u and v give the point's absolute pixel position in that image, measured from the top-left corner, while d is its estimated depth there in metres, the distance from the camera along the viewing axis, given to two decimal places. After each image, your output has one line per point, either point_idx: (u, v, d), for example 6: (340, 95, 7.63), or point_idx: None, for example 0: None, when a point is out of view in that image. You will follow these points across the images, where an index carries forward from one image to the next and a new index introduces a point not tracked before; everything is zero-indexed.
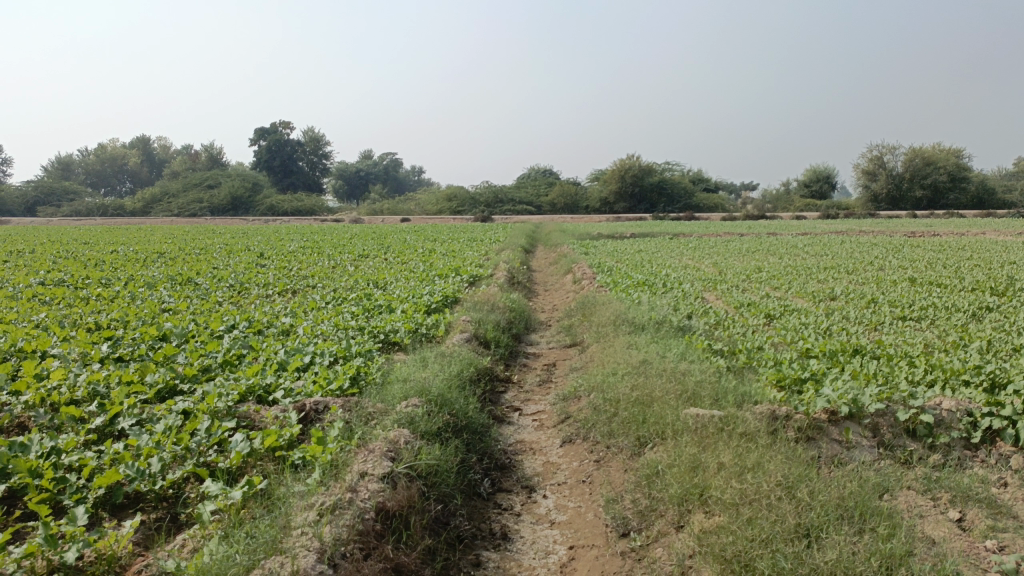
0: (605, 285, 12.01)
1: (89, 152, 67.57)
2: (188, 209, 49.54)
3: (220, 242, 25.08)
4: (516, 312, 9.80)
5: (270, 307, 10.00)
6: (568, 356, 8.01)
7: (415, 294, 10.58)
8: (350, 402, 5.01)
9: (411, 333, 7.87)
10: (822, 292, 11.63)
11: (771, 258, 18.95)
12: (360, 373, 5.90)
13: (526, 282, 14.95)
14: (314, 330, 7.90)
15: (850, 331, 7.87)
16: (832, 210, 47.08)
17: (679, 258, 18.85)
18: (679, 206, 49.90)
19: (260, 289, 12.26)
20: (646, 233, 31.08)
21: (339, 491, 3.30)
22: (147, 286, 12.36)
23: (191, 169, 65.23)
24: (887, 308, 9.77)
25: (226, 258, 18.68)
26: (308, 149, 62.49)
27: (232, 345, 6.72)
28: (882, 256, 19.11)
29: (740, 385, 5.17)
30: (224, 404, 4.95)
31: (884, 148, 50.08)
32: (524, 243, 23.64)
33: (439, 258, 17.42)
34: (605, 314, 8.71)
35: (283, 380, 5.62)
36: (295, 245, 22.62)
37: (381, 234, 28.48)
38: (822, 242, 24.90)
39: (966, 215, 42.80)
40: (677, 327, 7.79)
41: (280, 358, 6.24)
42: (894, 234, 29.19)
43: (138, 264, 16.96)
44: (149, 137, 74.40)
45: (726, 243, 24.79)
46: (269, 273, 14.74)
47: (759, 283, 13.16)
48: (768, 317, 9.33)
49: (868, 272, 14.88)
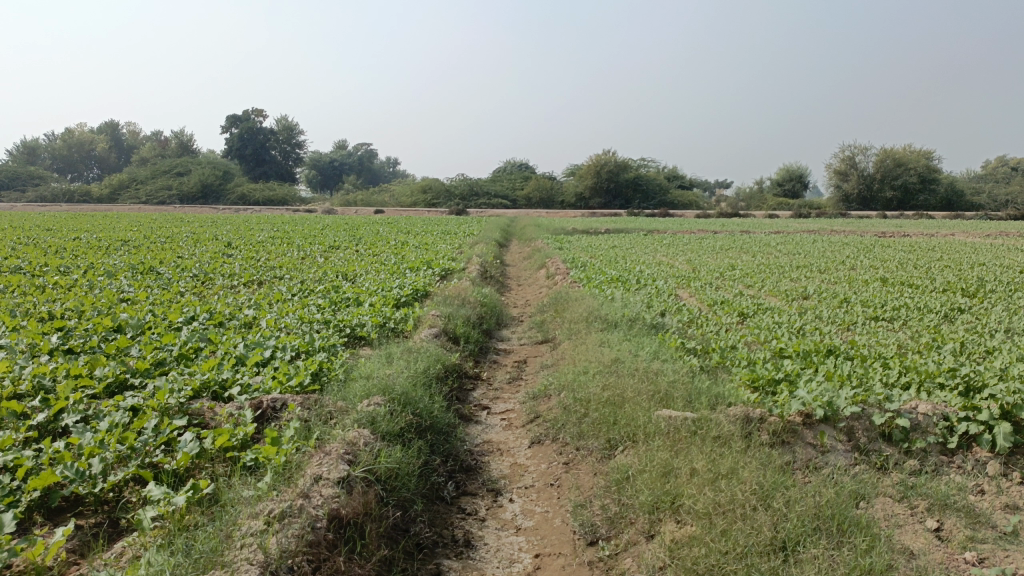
0: (578, 280, 11.86)
1: (55, 137, 66.04)
2: (157, 196, 48.62)
3: (188, 230, 24.56)
4: (488, 307, 9.60)
5: (233, 298, 9.69)
6: (539, 353, 7.85)
7: (385, 287, 10.35)
8: (309, 399, 4.80)
9: (378, 327, 7.65)
10: (795, 290, 11.60)
11: (744, 256, 18.97)
12: (322, 369, 5.67)
13: (499, 276, 14.75)
14: (277, 323, 7.64)
15: (823, 331, 7.80)
16: (805, 209, 47.45)
17: (653, 255, 18.78)
18: (653, 202, 50.01)
19: (225, 280, 11.93)
20: (620, 228, 31.08)
21: (290, 497, 3.10)
22: (107, 275, 11.96)
23: (160, 156, 64.05)
24: (860, 307, 9.73)
25: (192, 247, 18.25)
26: (281, 139, 61.64)
27: (190, 337, 6.45)
28: (854, 256, 19.20)
29: (714, 386, 5.04)
30: (176, 401, 4.71)
31: (856, 148, 50.57)
32: (498, 236, 23.43)
33: (411, 250, 17.15)
34: (578, 310, 8.55)
35: (240, 375, 5.39)
36: (265, 236, 22.22)
37: (354, 226, 28.08)
38: (795, 241, 25.03)
39: (934, 216, 43.36)
40: (650, 324, 7.66)
41: (239, 352, 6.00)
42: (864, 234, 29.47)
43: (99, 252, 16.47)
44: (118, 123, 72.94)
45: (700, 240, 24.79)
46: (236, 263, 14.37)
47: (732, 281, 13.12)
48: (741, 315, 9.24)
49: (839, 271, 14.92)
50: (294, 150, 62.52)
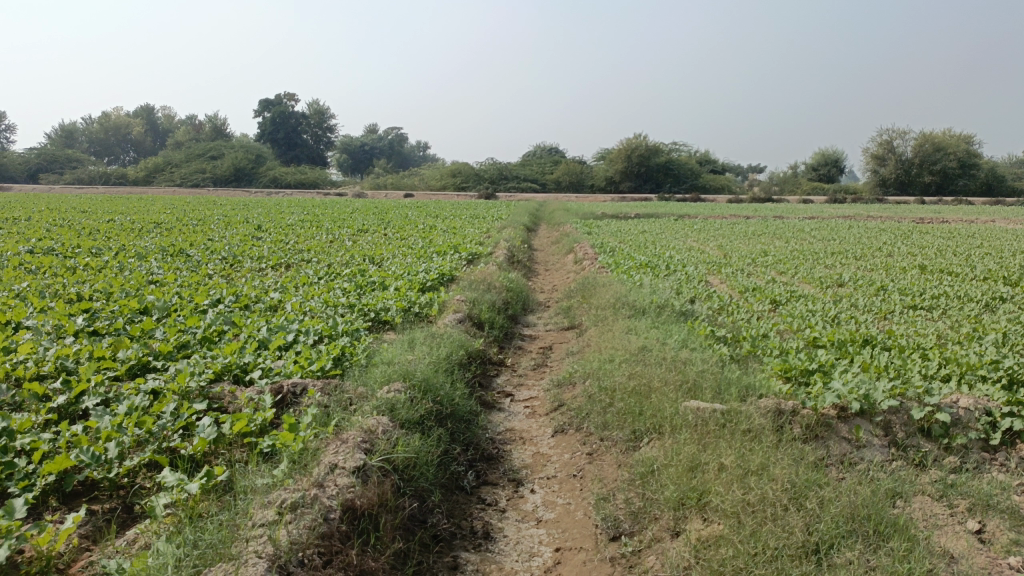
0: (606, 266, 11.69)
1: (92, 120, 67.02)
2: (190, 178, 49.18)
3: (220, 212, 24.76)
4: (513, 292, 9.48)
5: (260, 281, 9.68)
6: (565, 339, 7.72)
7: (411, 271, 10.28)
8: (330, 384, 4.74)
9: (403, 312, 7.57)
10: (830, 278, 11.31)
11: (777, 242, 18.59)
12: (344, 354, 5.61)
13: (526, 261, 14.60)
14: (302, 306, 7.61)
15: (859, 320, 7.56)
16: (840, 194, 46.50)
17: (684, 240, 18.50)
18: (684, 186, 49.44)
19: (253, 262, 11.95)
20: (650, 213, 30.71)
21: (304, 486, 3.02)
22: (137, 256, 12.04)
23: (194, 140, 64.72)
24: (897, 296, 9.44)
25: (222, 230, 18.37)
26: (312, 122, 61.87)
27: (214, 320, 6.43)
28: (891, 242, 18.72)
29: (745, 377, 4.87)
30: (196, 385, 4.68)
31: (894, 132, 49.39)
32: (527, 221, 23.25)
33: (439, 234, 17.07)
34: (605, 296, 8.40)
35: (262, 359, 5.34)
36: (294, 219, 22.31)
37: (383, 209, 27.97)
38: (829, 226, 24.52)
39: (974, 202, 42.23)
40: (679, 311, 7.48)
41: (263, 335, 5.96)
42: (901, 221, 28.79)
43: (131, 234, 16.62)
44: (153, 106, 73.87)
45: (731, 225, 24.41)
46: (265, 246, 14.41)
47: (764, 267, 12.84)
48: (773, 303, 9.02)
49: (875, 258, 14.55)
50: (325, 134, 62.76)
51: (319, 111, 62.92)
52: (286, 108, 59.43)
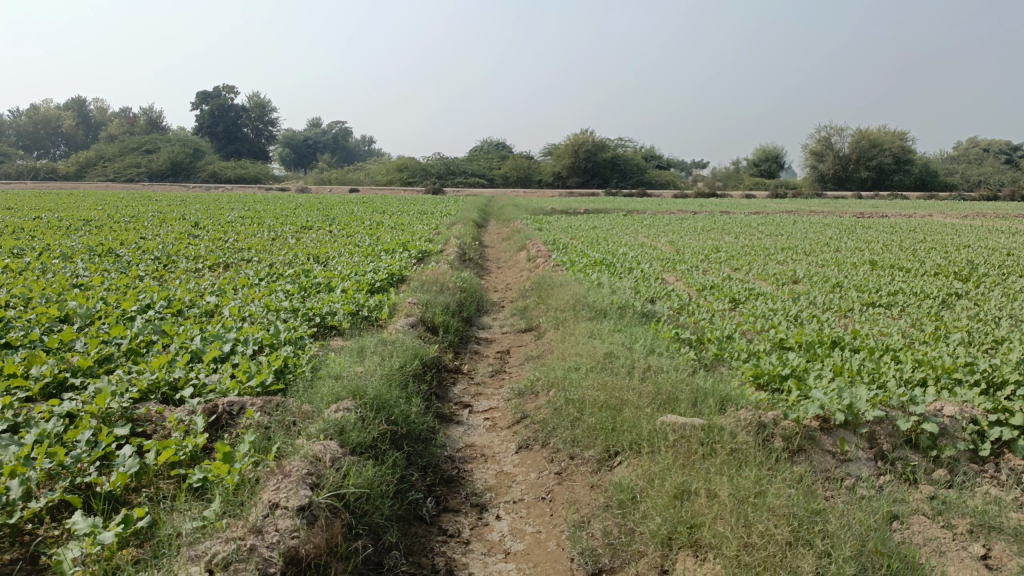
0: (561, 263, 11.40)
1: (19, 112, 64.05)
2: (125, 173, 47.26)
3: (155, 209, 23.71)
4: (467, 293, 9.09)
5: (196, 284, 9.08)
6: (523, 343, 7.38)
7: (358, 271, 9.80)
8: (271, 402, 4.32)
9: (350, 316, 7.13)
10: (785, 274, 11.21)
11: (727, 237, 18.62)
12: (287, 366, 5.15)
13: (478, 259, 14.21)
14: (241, 311, 7.10)
15: (822, 319, 7.39)
16: (781, 189, 47.31)
17: (635, 236, 18.35)
18: (630, 182, 49.79)
19: (189, 263, 11.28)
20: (599, 208, 30.63)
21: (241, 537, 2.61)
22: (62, 257, 11.26)
23: (129, 134, 62.37)
24: (854, 292, 9.35)
25: (157, 227, 17.50)
26: (253, 116, 60.25)
27: (141, 329, 5.90)
28: (836, 237, 18.90)
29: (719, 385, 4.60)
30: (119, 405, 4.19)
31: (832, 129, 50.42)
32: (476, 217, 22.86)
33: (387, 231, 16.54)
34: (562, 297, 8.06)
35: (194, 373, 4.85)
36: (234, 215, 21.43)
37: (328, 205, 27.30)
38: (776, 221, 24.75)
39: (909, 196, 43.39)
40: (641, 313, 7.19)
41: (195, 345, 5.45)
42: (843, 215, 29.31)
43: (58, 233, 15.69)
44: (84, 98, 71.06)
45: (679, 221, 24.45)
46: (201, 245, 13.71)
47: (719, 264, 12.72)
48: (733, 301, 8.83)
49: (826, 253, 14.59)
50: (267, 128, 61.18)
51: (260, 104, 61.31)
52: (226, 101, 57.69)
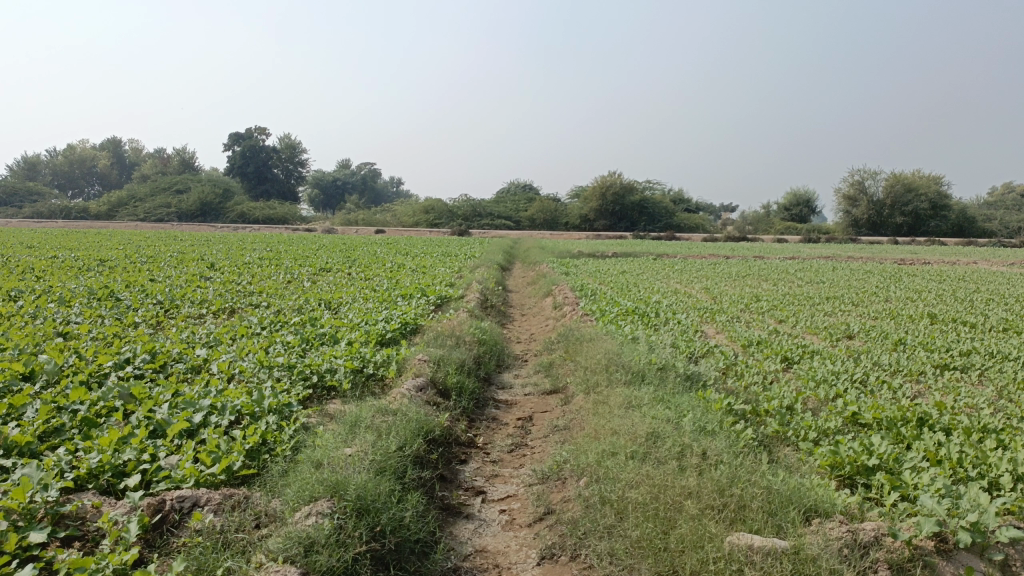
0: (590, 313, 10.51)
1: (56, 153, 65.12)
2: (154, 213, 47.37)
3: (175, 249, 23.30)
4: (486, 345, 8.22)
5: (191, 333, 8.32)
6: (547, 407, 6.49)
7: (369, 319, 8.99)
8: (232, 498, 3.48)
9: (351, 374, 6.29)
10: (837, 328, 10.22)
11: (765, 284, 17.64)
12: (265, 443, 4.30)
13: (501, 306, 13.37)
14: (229, 368, 6.29)
15: (894, 387, 6.41)
16: (814, 234, 46.14)
17: (667, 282, 17.43)
18: (659, 225, 48.94)
19: (191, 308, 10.59)
20: (628, 252, 29.77)
21: None
22: (59, 300, 10.60)
23: (161, 174, 63.09)
24: (921, 352, 8.32)
25: (172, 268, 16.95)
26: (283, 157, 60.67)
27: (106, 390, 5.09)
28: (882, 285, 17.78)
29: (795, 483, 3.65)
30: (43, 500, 3.34)
31: (865, 173, 49.33)
32: (501, 259, 22.12)
33: (407, 275, 15.81)
34: (593, 355, 7.16)
35: (149, 454, 4.01)
36: (253, 256, 20.83)
37: (351, 245, 26.69)
38: (814, 268, 23.73)
39: (948, 242, 42.01)
40: (683, 375, 6.24)
41: (161, 415, 4.63)
42: (884, 262, 28.14)
43: (67, 274, 15.08)
44: (119, 139, 72.36)
45: (712, 266, 23.50)
46: (210, 288, 13.06)
47: (762, 315, 11.76)
48: (785, 360, 7.86)
49: (876, 304, 13.55)
50: (296, 168, 61.50)
51: (290, 145, 61.68)
52: (257, 142, 58.06)
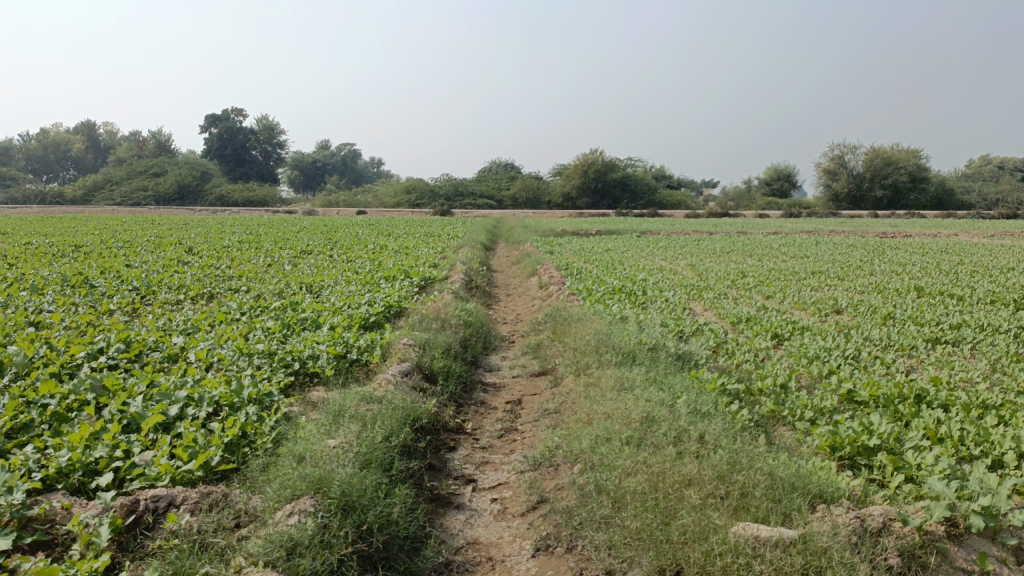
0: (576, 292, 10.36)
1: (28, 137, 63.85)
2: (132, 197, 46.62)
3: (152, 233, 22.88)
4: (472, 328, 8.05)
5: (168, 320, 8.07)
6: (537, 389, 6.35)
7: (352, 303, 8.79)
8: (209, 496, 3.30)
9: (335, 360, 6.11)
10: (825, 302, 10.15)
11: (749, 260, 17.57)
12: (245, 436, 4.13)
13: (486, 286, 13.20)
14: (207, 356, 6.08)
15: (887, 363, 6.33)
16: (796, 208, 46.26)
17: (653, 259, 17.32)
18: (642, 202, 48.83)
19: (169, 294, 10.33)
20: (611, 229, 29.65)
21: None
22: (31, 288, 10.30)
23: (138, 157, 62.10)
24: (912, 326, 8.24)
25: (149, 253, 16.58)
26: (261, 138, 59.83)
27: (78, 383, 4.87)
28: (866, 259, 17.74)
29: (797, 466, 3.53)
30: (8, 503, 3.15)
31: (846, 147, 49.39)
32: (484, 239, 21.92)
33: (390, 256, 15.58)
34: (582, 335, 7.01)
35: (122, 450, 3.82)
36: (233, 240, 20.48)
37: (332, 227, 26.37)
38: (797, 242, 23.73)
39: (928, 215, 42.20)
40: (675, 355, 6.12)
41: (136, 408, 4.43)
42: (866, 235, 28.18)
43: (41, 260, 14.72)
44: (94, 122, 71.09)
45: (696, 242, 23.39)
46: (188, 273, 12.78)
47: (749, 291, 11.67)
48: (775, 337, 7.76)
49: (861, 278, 13.50)
50: (274, 150, 60.71)
51: (268, 126, 60.79)
52: (234, 124, 57.14)
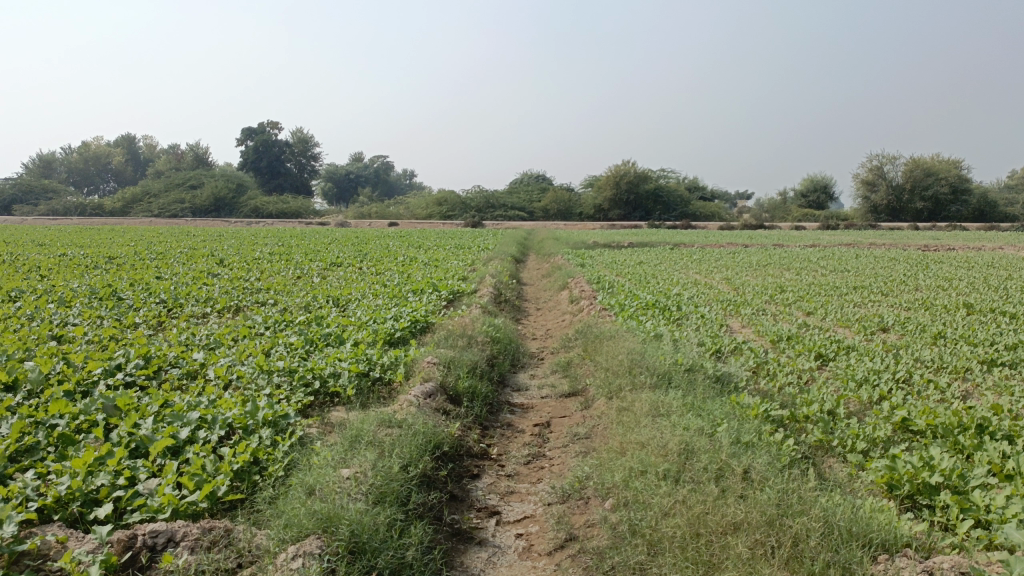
0: (608, 308, 10.05)
1: (71, 150, 65.32)
2: (169, 209, 47.32)
3: (186, 245, 23.04)
4: (500, 344, 7.78)
5: (191, 334, 7.92)
6: (566, 411, 6.05)
7: (377, 317, 8.57)
8: (211, 533, 3.05)
9: (356, 378, 5.87)
10: (869, 320, 9.71)
11: (786, 274, 17.07)
12: (256, 463, 3.90)
13: (515, 300, 12.94)
14: (226, 372, 5.89)
15: (942, 387, 5.92)
16: (832, 221, 45.35)
17: (687, 272, 16.92)
18: (674, 214, 48.27)
19: (195, 307, 10.23)
20: (644, 242, 29.23)
21: None
22: (59, 301, 10.27)
23: (176, 169, 63.17)
24: (964, 346, 7.79)
25: (180, 265, 16.61)
26: (295, 151, 60.45)
27: (89, 403, 4.69)
28: (909, 273, 17.13)
29: (851, 508, 3.21)
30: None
31: (885, 158, 48.37)
32: (515, 251, 21.72)
33: (419, 268, 15.43)
34: (615, 354, 6.71)
35: (126, 478, 3.61)
36: (264, 251, 20.51)
37: (363, 239, 26.35)
38: (836, 256, 23.11)
39: (970, 227, 41.03)
40: (713, 377, 5.79)
41: (144, 430, 4.23)
42: (907, 248, 27.40)
43: (74, 272, 14.79)
44: (134, 136, 72.54)
45: (731, 255, 22.89)
46: (216, 285, 12.70)
47: (787, 307, 11.26)
48: (819, 357, 7.38)
49: (905, 293, 12.98)
50: (308, 163, 61.31)
51: (303, 139, 61.42)
52: (269, 136, 57.79)
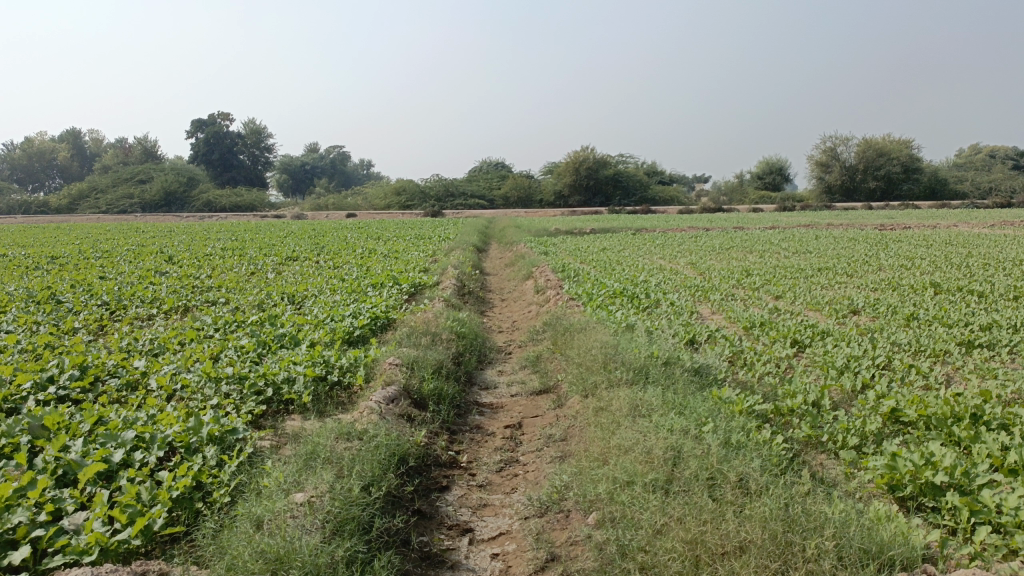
0: (575, 297, 9.74)
1: (12, 147, 62.80)
2: (117, 205, 45.63)
3: (134, 242, 22.09)
4: (465, 341, 7.41)
5: (133, 338, 7.39)
6: (538, 411, 5.72)
7: (335, 314, 8.11)
8: None
9: (313, 384, 5.46)
10: (840, 302, 9.54)
11: (750, 257, 16.95)
12: (199, 489, 3.48)
13: (479, 292, 12.55)
14: (170, 381, 5.42)
15: (926, 372, 5.71)
16: (789, 202, 45.72)
17: (651, 258, 16.70)
18: (634, 199, 48.25)
19: (141, 308, 9.64)
20: (606, 228, 29.01)
21: None
22: None
23: (124, 164, 61.15)
24: (938, 327, 7.64)
25: (127, 264, 15.82)
26: (248, 142, 58.98)
27: (13, 423, 4.22)
28: (870, 253, 17.13)
29: (858, 517, 2.94)
30: None
31: (838, 139, 48.92)
32: (477, 241, 21.27)
33: (379, 261, 14.90)
34: (586, 348, 6.39)
35: (48, 512, 3.17)
36: (216, 247, 19.74)
37: (320, 232, 25.61)
38: (796, 237, 23.16)
39: (922, 205, 41.71)
40: (692, 370, 5.50)
41: (73, 454, 3.78)
42: (865, 227, 27.64)
43: (10, 274, 13.95)
44: (79, 130, 70.01)
45: (693, 239, 22.76)
46: (164, 284, 12.05)
47: (756, 291, 11.07)
48: (795, 343, 7.16)
49: (870, 274, 12.91)
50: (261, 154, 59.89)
51: (255, 131, 59.96)
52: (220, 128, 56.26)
